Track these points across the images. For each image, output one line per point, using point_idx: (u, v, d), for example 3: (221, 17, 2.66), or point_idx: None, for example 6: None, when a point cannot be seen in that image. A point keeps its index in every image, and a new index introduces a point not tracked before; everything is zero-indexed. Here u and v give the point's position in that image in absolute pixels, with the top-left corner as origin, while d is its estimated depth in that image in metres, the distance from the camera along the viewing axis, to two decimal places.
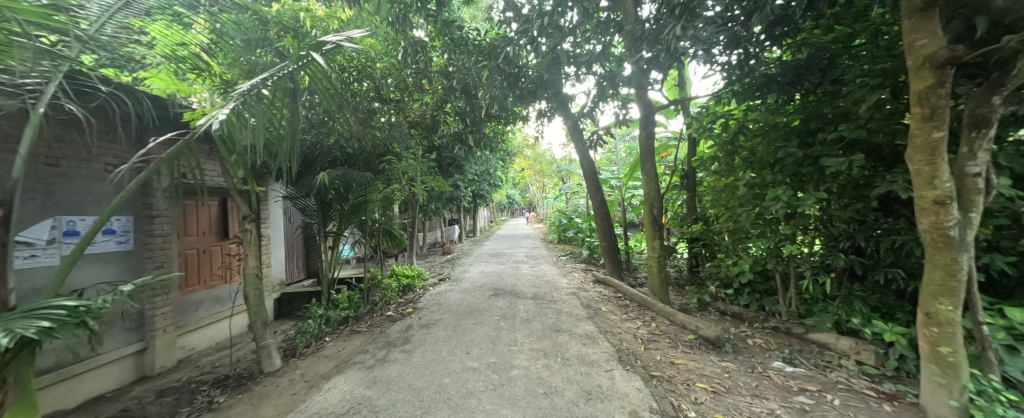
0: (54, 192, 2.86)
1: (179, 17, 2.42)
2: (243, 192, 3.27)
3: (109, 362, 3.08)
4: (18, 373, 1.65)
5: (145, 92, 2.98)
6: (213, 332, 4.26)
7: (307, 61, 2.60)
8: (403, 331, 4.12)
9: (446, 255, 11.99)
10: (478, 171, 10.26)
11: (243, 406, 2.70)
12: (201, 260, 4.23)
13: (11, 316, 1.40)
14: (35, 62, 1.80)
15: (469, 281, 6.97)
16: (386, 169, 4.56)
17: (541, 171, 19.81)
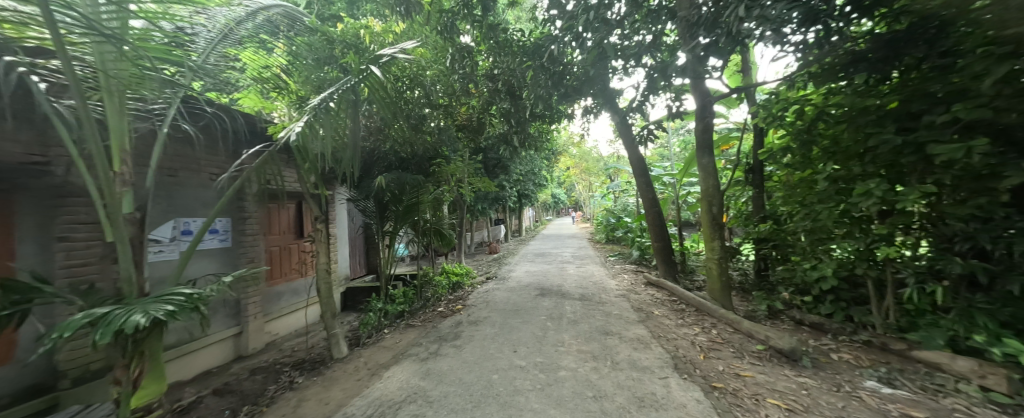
0: (174, 198, 3.45)
1: (264, 43, 2.83)
2: (314, 196, 3.64)
3: (214, 343, 3.62)
4: (151, 349, 2.03)
5: (237, 111, 3.47)
6: (292, 320, 4.81)
7: (367, 74, 2.85)
8: (454, 327, 4.30)
9: (492, 254, 12.25)
10: (523, 171, 10.30)
11: (317, 387, 3.02)
12: (282, 257, 4.81)
13: (146, 301, 1.76)
14: (160, 90, 2.21)
15: (515, 280, 7.03)
16: (436, 172, 4.79)
17: (587, 169, 19.33)
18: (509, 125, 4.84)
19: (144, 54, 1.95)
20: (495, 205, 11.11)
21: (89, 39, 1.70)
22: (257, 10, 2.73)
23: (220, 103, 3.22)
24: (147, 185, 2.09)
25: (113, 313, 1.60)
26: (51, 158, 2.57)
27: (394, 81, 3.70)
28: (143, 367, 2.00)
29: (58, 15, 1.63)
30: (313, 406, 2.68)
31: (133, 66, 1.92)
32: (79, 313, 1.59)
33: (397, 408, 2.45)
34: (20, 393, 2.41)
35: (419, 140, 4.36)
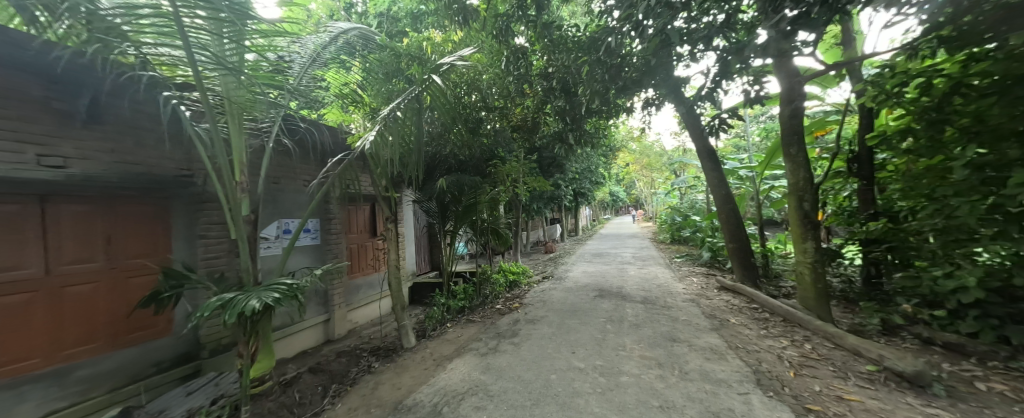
0: (278, 202, 4.06)
1: (343, 64, 3.22)
2: (385, 198, 3.99)
3: (307, 327, 4.18)
4: (264, 330, 2.44)
5: (324, 124, 3.96)
6: (369, 310, 5.34)
7: (429, 83, 3.02)
8: (511, 325, 4.38)
9: (548, 254, 12.20)
10: (579, 169, 10.06)
11: (391, 372, 3.32)
12: (360, 253, 5.37)
13: (258, 289, 2.11)
14: (268, 111, 2.65)
15: (572, 280, 6.92)
16: (493, 173, 4.92)
17: (648, 165, 18.16)
18: (564, 123, 4.75)
19: (256, 81, 2.34)
20: (550, 204, 11.04)
21: (217, 73, 2.10)
22: (337, 35, 3.05)
23: (311, 120, 3.71)
24: (259, 192, 2.50)
25: (236, 298, 1.95)
26: (193, 171, 3.21)
27: (453, 88, 3.86)
28: (257, 344, 2.39)
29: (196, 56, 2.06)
30: (387, 389, 2.95)
31: (248, 92, 2.33)
32: (213, 297, 1.96)
33: (461, 399, 2.58)
34: (176, 359, 3.05)
35: (476, 142, 4.51)
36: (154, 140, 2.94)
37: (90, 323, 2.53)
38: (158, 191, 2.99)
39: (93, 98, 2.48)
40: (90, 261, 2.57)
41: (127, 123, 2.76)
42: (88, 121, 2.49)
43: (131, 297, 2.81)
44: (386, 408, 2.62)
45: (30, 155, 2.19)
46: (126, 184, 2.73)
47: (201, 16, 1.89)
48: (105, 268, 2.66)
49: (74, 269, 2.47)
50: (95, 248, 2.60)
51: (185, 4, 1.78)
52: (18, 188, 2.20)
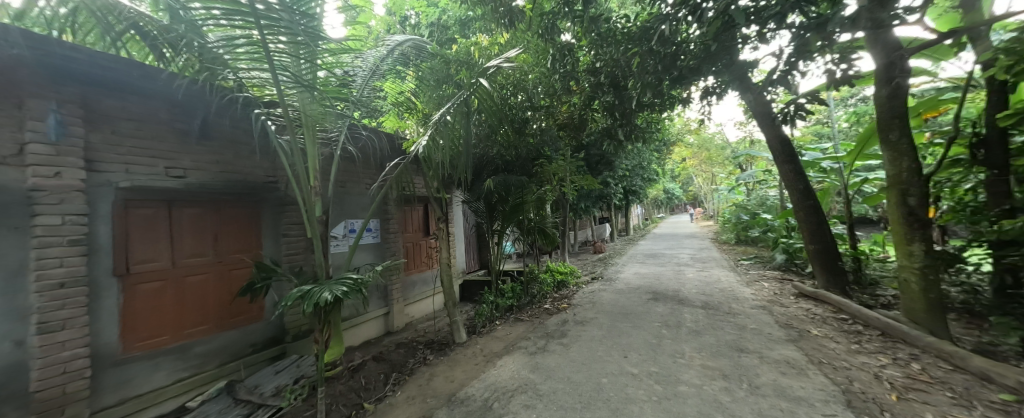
0: (344, 204, 4.47)
1: (398, 75, 3.46)
2: (437, 199, 4.18)
3: (370, 319, 4.55)
4: (334, 320, 2.71)
5: (382, 131, 4.26)
6: (423, 305, 5.65)
7: (476, 87, 3.10)
8: (559, 325, 4.34)
9: (597, 254, 11.86)
10: (629, 166, 9.61)
11: (445, 365, 3.49)
12: (415, 251, 5.70)
13: (330, 282, 2.34)
14: (337, 122, 2.93)
15: (623, 282, 6.65)
16: (539, 172, 4.88)
17: (707, 159, 16.74)
18: (613, 118, 4.56)
19: (326, 95, 2.59)
20: (599, 203, 10.71)
21: (295, 90, 2.37)
22: (394, 47, 3.26)
23: (373, 128, 4.03)
24: (329, 195, 2.76)
25: (312, 290, 2.20)
26: (277, 178, 3.67)
27: (499, 90, 3.91)
28: (330, 333, 2.65)
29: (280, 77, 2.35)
30: (441, 381, 3.10)
31: (320, 106, 2.58)
32: (295, 288, 2.23)
33: (510, 396, 2.62)
34: (268, 342, 3.51)
35: (522, 142, 4.53)
36: (248, 152, 3.43)
37: (203, 307, 3.02)
38: (252, 196, 3.47)
39: (203, 119, 3.03)
40: (203, 256, 3.06)
41: (230, 139, 3.28)
42: (199, 137, 3.04)
43: (233, 287, 3.29)
44: (440, 399, 2.76)
45: (162, 168, 2.78)
46: (227, 191, 3.22)
47: (282, 40, 2.16)
48: (214, 262, 3.14)
49: (191, 262, 2.97)
50: (206, 245, 3.10)
51: (270, 31, 2.06)
52: (151, 195, 2.73)
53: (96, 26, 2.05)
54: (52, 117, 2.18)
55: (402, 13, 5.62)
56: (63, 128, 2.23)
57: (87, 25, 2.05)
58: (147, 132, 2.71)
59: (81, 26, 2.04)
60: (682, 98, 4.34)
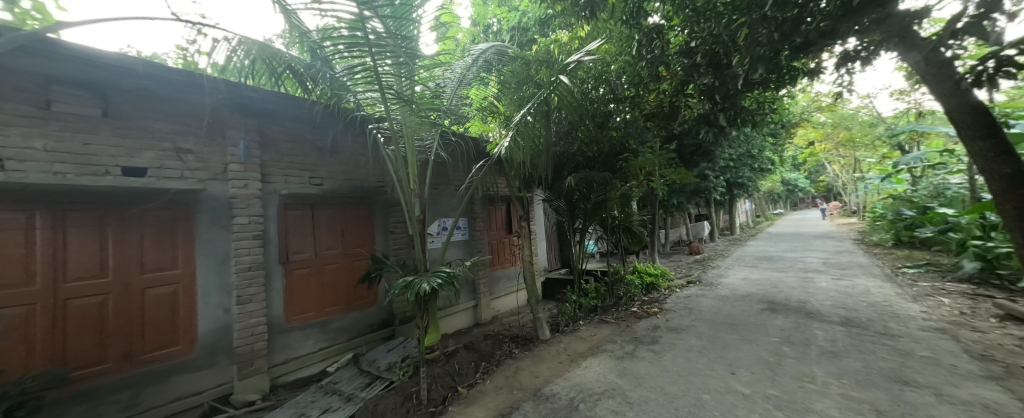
0: (438, 205, 4.95)
1: (483, 81, 3.67)
2: (519, 198, 4.29)
3: (461, 310, 4.94)
4: (431, 310, 2.99)
5: (469, 136, 4.54)
6: (508, 301, 5.89)
7: (556, 85, 3.06)
8: (649, 330, 4.04)
9: (698, 255, 10.69)
10: (734, 155, 8.35)
11: (530, 360, 3.58)
12: (500, 248, 5.98)
13: (426, 275, 2.61)
14: (431, 131, 3.24)
15: (728, 288, 5.83)
16: (624, 167, 4.59)
17: (845, 141, 13.43)
18: (711, 104, 4.02)
19: (422, 108, 2.88)
20: (695, 198, 9.61)
21: (398, 106, 2.71)
22: (479, 56, 3.43)
23: (462, 133, 4.35)
24: (425, 198, 3.05)
25: (413, 281, 2.48)
26: (386, 182, 4.20)
27: (580, 87, 3.77)
28: (428, 320, 2.95)
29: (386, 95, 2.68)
30: (528, 376, 3.18)
31: (417, 117, 2.87)
32: (399, 279, 2.55)
33: (597, 399, 2.55)
34: (382, 323, 4.09)
35: (605, 137, 4.31)
36: (365, 162, 4.05)
37: (336, 291, 3.67)
38: (368, 199, 4.06)
39: (333, 136, 3.71)
40: (335, 249, 3.71)
41: (353, 152, 3.95)
42: (330, 152, 3.71)
43: (356, 276, 3.91)
44: (527, 392, 2.84)
45: (307, 178, 3.48)
46: (351, 195, 3.84)
47: (389, 63, 2.49)
48: (343, 254, 3.78)
49: (327, 253, 3.64)
50: (337, 240, 3.75)
51: (380, 56, 2.40)
52: (300, 199, 3.44)
53: (266, 71, 2.68)
54: (243, 142, 2.97)
55: (486, 22, 5.91)
56: (249, 151, 3.02)
57: (262, 73, 2.70)
58: (296, 150, 3.44)
59: (258, 73, 2.68)
60: (808, 69, 3.57)
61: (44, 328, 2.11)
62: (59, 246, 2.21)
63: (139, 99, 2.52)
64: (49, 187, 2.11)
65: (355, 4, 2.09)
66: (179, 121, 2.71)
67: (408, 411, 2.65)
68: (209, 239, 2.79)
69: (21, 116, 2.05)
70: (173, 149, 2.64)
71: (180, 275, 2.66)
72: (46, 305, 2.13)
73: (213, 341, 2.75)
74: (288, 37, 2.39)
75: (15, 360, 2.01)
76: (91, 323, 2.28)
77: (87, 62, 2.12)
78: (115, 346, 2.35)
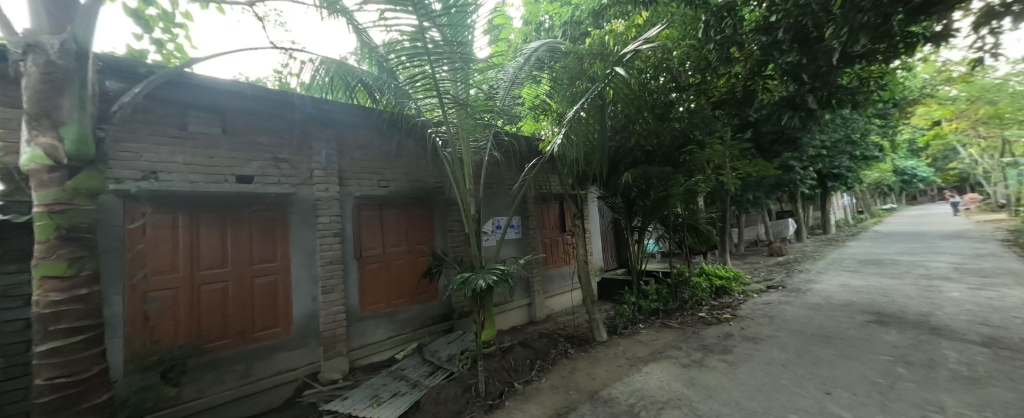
0: (492, 203, 5.09)
1: (535, 80, 3.67)
2: (573, 195, 4.20)
3: (516, 307, 5.01)
4: (487, 307, 3.07)
5: (521, 135, 4.58)
6: (562, 300, 5.85)
7: (611, 77, 2.90)
8: (720, 338, 3.69)
9: (780, 257, 9.50)
10: (825, 142, 7.23)
11: (586, 361, 3.50)
12: (553, 247, 5.94)
13: (482, 272, 2.68)
14: (485, 132, 3.33)
15: (819, 295, 5.08)
16: (688, 160, 4.24)
17: (987, 118, 10.77)
18: (796, 85, 3.49)
19: (476, 110, 2.96)
20: (775, 192, 8.53)
21: (454, 109, 2.84)
22: (530, 55, 3.38)
23: (515, 133, 4.42)
24: (479, 198, 3.15)
25: (470, 277, 2.59)
26: (444, 183, 4.42)
27: (636, 78, 3.57)
28: (485, 316, 3.04)
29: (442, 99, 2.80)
30: (584, 377, 3.12)
31: (472, 120, 2.96)
32: (456, 276, 2.68)
33: (661, 408, 2.40)
34: (442, 316, 4.32)
35: (666, 129, 4.02)
36: (426, 164, 4.31)
37: (402, 285, 3.96)
38: (428, 199, 4.32)
39: (397, 142, 4.00)
40: (401, 246, 4.02)
41: (415, 155, 4.22)
42: (395, 156, 4.01)
43: (419, 271, 4.16)
44: (583, 394, 2.78)
45: (375, 180, 3.81)
46: (413, 196, 4.12)
47: (446, 69, 2.61)
48: (407, 251, 4.08)
49: (394, 250, 3.94)
50: (402, 238, 4.04)
51: (438, 64, 2.53)
52: (370, 200, 3.78)
53: (342, 86, 3.01)
54: (324, 151, 3.36)
55: (538, 19, 5.87)
56: (330, 158, 3.40)
57: (339, 88, 3.03)
58: (366, 155, 3.78)
59: (336, 87, 3.02)
60: (932, 33, 2.92)
61: (186, 308, 2.62)
62: (194, 242, 2.71)
63: (245, 118, 2.98)
64: (187, 192, 2.62)
65: (416, 17, 2.23)
66: (275, 134, 3.15)
67: (467, 402, 2.77)
68: (300, 236, 3.21)
69: (167, 136, 2.58)
70: (271, 159, 3.09)
71: (279, 267, 3.10)
72: (187, 289, 2.64)
73: (305, 324, 3.16)
74: (360, 53, 2.65)
75: (167, 333, 2.52)
76: (217, 305, 2.77)
77: (210, 88, 2.61)
78: (233, 325, 2.82)
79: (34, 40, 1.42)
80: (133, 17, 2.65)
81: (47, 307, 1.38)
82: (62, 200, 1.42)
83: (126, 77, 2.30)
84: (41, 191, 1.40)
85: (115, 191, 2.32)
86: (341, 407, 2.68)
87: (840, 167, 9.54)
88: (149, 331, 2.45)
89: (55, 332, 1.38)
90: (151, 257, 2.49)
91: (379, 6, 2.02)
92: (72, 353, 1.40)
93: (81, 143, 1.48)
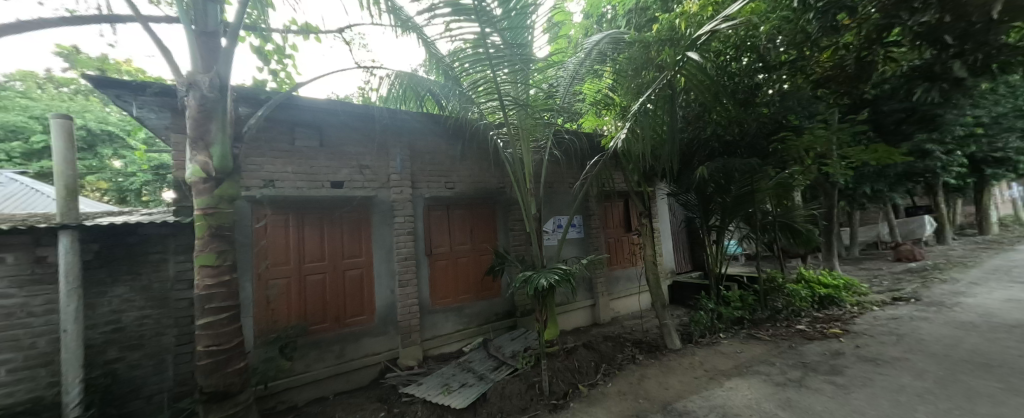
0: (553, 202, 5.08)
1: (596, 74, 3.54)
2: (639, 193, 3.95)
3: (580, 308, 4.92)
4: (549, 307, 3.06)
5: (582, 132, 4.45)
6: (628, 302, 5.58)
7: (682, 64, 2.59)
8: (824, 356, 3.15)
9: (912, 262, 7.76)
10: (980, 117, 5.67)
11: (657, 369, 3.29)
12: (618, 247, 5.69)
13: (545, 271, 2.69)
14: (546, 132, 3.30)
15: (972, 312, 4.02)
16: (779, 150, 3.70)
17: None
18: (934, 50, 2.78)
19: (536, 110, 2.97)
20: (902, 183, 6.98)
21: (515, 111, 2.91)
22: (592, 49, 3.30)
23: (578, 130, 4.33)
24: (539, 197, 3.14)
25: (531, 276, 2.62)
26: (506, 184, 4.52)
27: (713, 62, 3.21)
28: (547, 315, 3.03)
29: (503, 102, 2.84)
30: (655, 386, 2.93)
31: (532, 119, 2.98)
32: (518, 274, 2.73)
33: None
34: (505, 313, 4.42)
35: (750, 115, 3.56)
36: (489, 166, 4.45)
37: (467, 281, 4.16)
38: (491, 199, 4.46)
39: (462, 145, 4.21)
40: (467, 244, 4.22)
41: (479, 157, 4.40)
42: (460, 159, 4.22)
43: (482, 269, 4.31)
44: (655, 404, 2.62)
45: (443, 182, 4.05)
46: (477, 196, 4.29)
47: (506, 72, 2.65)
48: (473, 249, 4.26)
49: (460, 248, 4.15)
50: (467, 237, 4.24)
51: (499, 68, 2.60)
52: (439, 201, 4.04)
53: (413, 97, 3.26)
54: (399, 157, 3.68)
55: (599, 11, 5.62)
56: (403, 163, 3.71)
57: (410, 99, 3.29)
58: (435, 159, 4.04)
59: (408, 99, 3.27)
60: None
61: (295, 294, 3.10)
62: (301, 239, 3.19)
63: (337, 131, 3.43)
64: (295, 197, 3.11)
65: (478, 23, 2.30)
66: (360, 144, 3.54)
67: (532, 399, 2.81)
68: (380, 234, 3.57)
69: (280, 151, 3.08)
70: (357, 166, 3.48)
71: (365, 262, 3.49)
72: (296, 279, 3.13)
73: (385, 314, 3.51)
74: (429, 65, 2.84)
75: (282, 315, 3.02)
76: (318, 293, 3.22)
77: (310, 107, 3.05)
78: (330, 311, 3.25)
79: (192, 80, 1.81)
80: (256, 52, 3.21)
81: (204, 289, 1.77)
82: (211, 205, 1.80)
83: (251, 102, 2.80)
84: (200, 199, 1.79)
85: (246, 197, 2.86)
86: (417, 392, 2.92)
87: (1005, 148, 7.40)
88: (271, 313, 2.95)
89: (210, 309, 1.77)
90: (270, 250, 3.01)
91: (444, 18, 2.14)
92: (221, 326, 1.78)
93: (224, 159, 1.85)
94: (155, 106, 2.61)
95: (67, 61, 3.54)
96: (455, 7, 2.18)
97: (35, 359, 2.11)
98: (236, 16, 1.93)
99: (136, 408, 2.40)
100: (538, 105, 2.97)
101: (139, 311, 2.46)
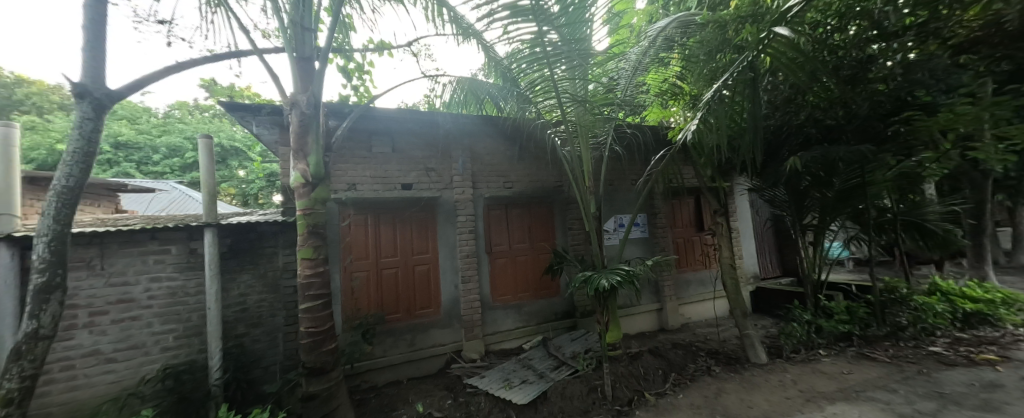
0: (614, 199, 4.88)
1: (662, 62, 3.29)
2: (713, 189, 3.59)
3: (646, 311, 4.66)
4: (610, 309, 2.95)
5: (646, 125, 4.16)
6: (702, 309, 5.12)
7: (767, 42, 2.24)
8: (972, 388, 2.52)
9: None
10: None
11: (737, 384, 2.96)
12: (688, 248, 5.25)
13: (606, 271, 2.61)
14: (606, 127, 3.17)
15: None
16: (901, 134, 3.05)
17: None
18: None
19: (595, 105, 2.90)
20: None
21: (573, 108, 2.87)
22: (657, 35, 3.07)
23: (641, 123, 4.09)
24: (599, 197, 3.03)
25: (592, 276, 2.55)
26: (564, 182, 4.46)
27: (807, 35, 2.78)
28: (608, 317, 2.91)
29: (561, 100, 2.82)
30: (736, 402, 2.64)
31: (591, 115, 2.90)
32: (578, 273, 2.69)
33: None
34: (565, 313, 4.37)
35: (858, 95, 3.00)
36: (547, 164, 4.44)
37: (526, 279, 4.21)
38: (549, 198, 4.44)
39: (521, 145, 4.26)
40: (525, 243, 4.27)
41: (537, 155, 4.41)
42: (518, 159, 4.28)
43: (540, 268, 4.30)
44: None
45: (502, 183, 4.15)
46: (535, 196, 4.31)
47: (564, 69, 2.62)
48: (531, 248, 4.29)
49: (518, 246, 4.22)
50: (525, 236, 4.28)
51: (556, 65, 2.57)
52: (498, 201, 4.15)
53: (473, 101, 3.40)
54: (461, 160, 3.86)
55: None
56: (465, 165, 3.89)
57: (471, 103, 3.42)
58: (494, 160, 4.16)
59: (468, 103, 3.40)
60: None
61: (374, 285, 3.45)
62: (378, 236, 3.53)
63: (407, 137, 3.73)
64: (372, 198, 3.46)
65: (536, 23, 2.29)
66: (426, 148, 3.81)
67: (595, 403, 2.73)
68: (444, 232, 3.79)
69: (361, 157, 3.44)
70: (424, 170, 3.74)
71: (431, 258, 3.73)
72: (375, 272, 3.48)
73: (449, 308, 3.71)
74: (488, 68, 2.92)
75: (364, 303, 3.38)
76: (392, 285, 3.53)
77: (385, 117, 3.38)
78: (403, 303, 3.55)
79: (295, 100, 2.12)
80: (341, 72, 3.64)
81: (305, 278, 2.06)
82: (309, 207, 2.09)
83: (337, 115, 3.18)
84: (300, 201, 2.09)
85: (334, 199, 3.28)
86: (480, 384, 3.04)
87: None
88: (354, 302, 3.33)
89: (309, 295, 2.06)
90: (354, 246, 3.40)
91: (503, 21, 2.17)
92: (318, 311, 2.05)
93: (317, 166, 2.12)
94: (268, 124, 3.10)
95: (208, 91, 4.41)
96: (513, 9, 2.19)
97: (191, 328, 2.69)
98: (326, 41, 2.21)
99: (258, 375, 2.88)
100: (597, 100, 2.90)
101: (258, 295, 2.96)
